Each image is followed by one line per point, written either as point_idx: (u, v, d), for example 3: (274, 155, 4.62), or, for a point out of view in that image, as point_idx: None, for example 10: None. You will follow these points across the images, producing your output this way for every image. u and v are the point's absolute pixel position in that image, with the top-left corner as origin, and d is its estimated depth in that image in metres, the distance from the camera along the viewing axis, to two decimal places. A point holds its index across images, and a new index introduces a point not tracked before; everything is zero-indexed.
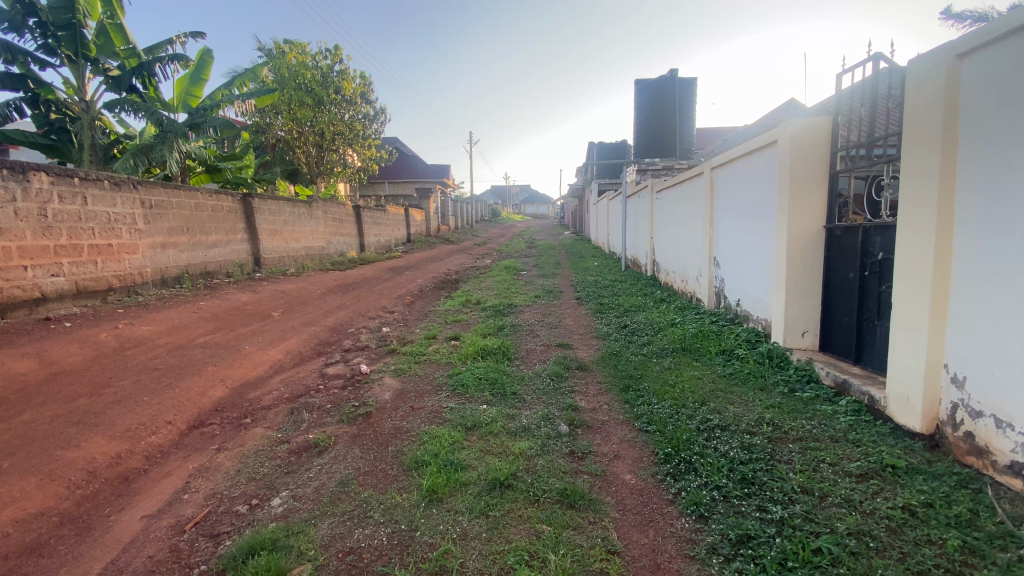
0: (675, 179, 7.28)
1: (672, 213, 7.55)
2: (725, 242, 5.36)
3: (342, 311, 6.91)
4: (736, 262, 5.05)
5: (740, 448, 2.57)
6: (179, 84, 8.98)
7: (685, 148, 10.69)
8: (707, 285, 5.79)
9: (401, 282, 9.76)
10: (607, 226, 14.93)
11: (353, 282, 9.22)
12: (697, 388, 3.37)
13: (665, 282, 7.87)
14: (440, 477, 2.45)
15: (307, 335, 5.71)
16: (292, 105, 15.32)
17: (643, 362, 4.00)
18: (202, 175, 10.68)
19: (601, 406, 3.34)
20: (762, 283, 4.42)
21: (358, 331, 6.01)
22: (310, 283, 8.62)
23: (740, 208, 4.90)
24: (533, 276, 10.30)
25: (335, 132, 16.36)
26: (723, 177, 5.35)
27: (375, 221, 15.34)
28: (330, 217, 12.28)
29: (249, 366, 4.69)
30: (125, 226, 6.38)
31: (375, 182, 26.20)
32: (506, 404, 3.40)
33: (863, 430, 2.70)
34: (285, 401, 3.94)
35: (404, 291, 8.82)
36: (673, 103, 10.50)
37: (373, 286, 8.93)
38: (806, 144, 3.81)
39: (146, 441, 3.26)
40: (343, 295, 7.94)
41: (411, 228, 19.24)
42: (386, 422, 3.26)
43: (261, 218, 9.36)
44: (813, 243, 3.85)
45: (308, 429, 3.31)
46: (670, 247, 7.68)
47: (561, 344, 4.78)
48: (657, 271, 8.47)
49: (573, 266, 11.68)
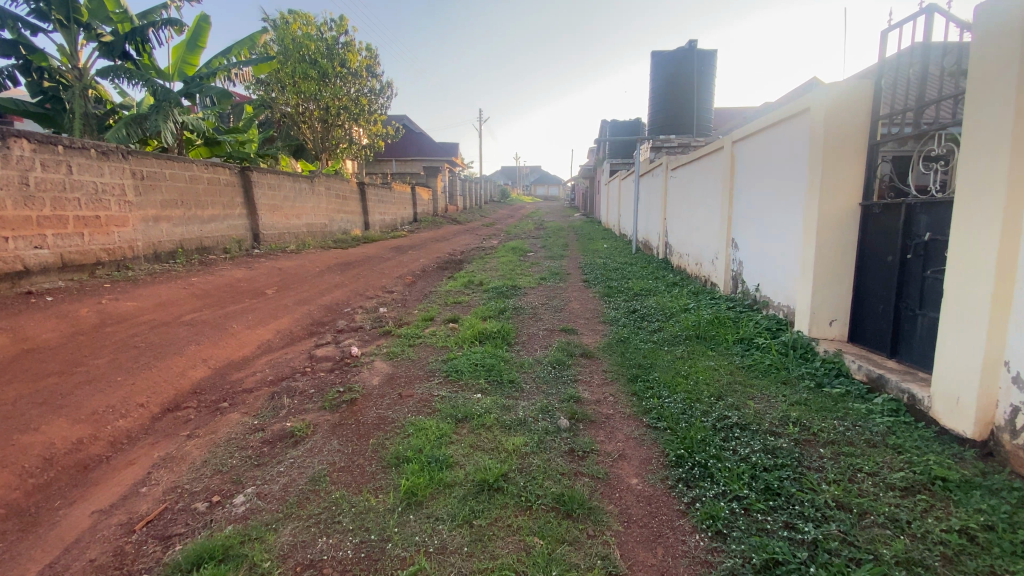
0: (691, 156, 6.87)
1: (687, 192, 7.15)
2: (744, 222, 4.98)
3: (339, 290, 6.64)
4: (756, 244, 4.68)
5: (763, 452, 2.25)
6: (175, 51, 8.66)
7: (702, 126, 10.19)
8: (723, 268, 5.43)
9: (403, 261, 9.47)
10: (617, 207, 14.48)
11: (353, 260, 8.92)
12: (713, 381, 3.04)
13: (677, 266, 7.52)
14: (421, 477, 2.18)
15: (299, 314, 5.45)
16: (296, 78, 14.94)
17: (653, 351, 3.68)
18: (199, 149, 10.21)
19: (605, 398, 3.03)
20: (786, 267, 4.06)
21: (354, 311, 5.73)
22: (309, 261, 8.36)
23: (762, 183, 4.54)
24: (540, 257, 9.96)
25: (340, 106, 16.04)
26: (744, 150, 4.98)
27: (380, 199, 14.99)
28: (333, 194, 11.93)
29: (235, 346, 4.43)
30: (114, 198, 6.11)
31: (381, 160, 25.73)
32: (503, 394, 3.10)
33: (904, 434, 2.37)
34: (267, 384, 3.69)
35: (405, 271, 8.52)
36: (691, 77, 9.97)
37: (374, 265, 8.63)
38: (844, 112, 3.41)
39: (113, 425, 3.03)
40: (341, 273, 7.68)
41: (417, 208, 18.87)
42: (370, 411, 2.98)
43: (259, 192, 9.06)
44: (846, 221, 3.48)
45: (287, 416, 3.05)
46: (683, 228, 7.31)
47: (565, 328, 4.47)
48: (670, 254, 8.10)
49: (582, 248, 11.31)
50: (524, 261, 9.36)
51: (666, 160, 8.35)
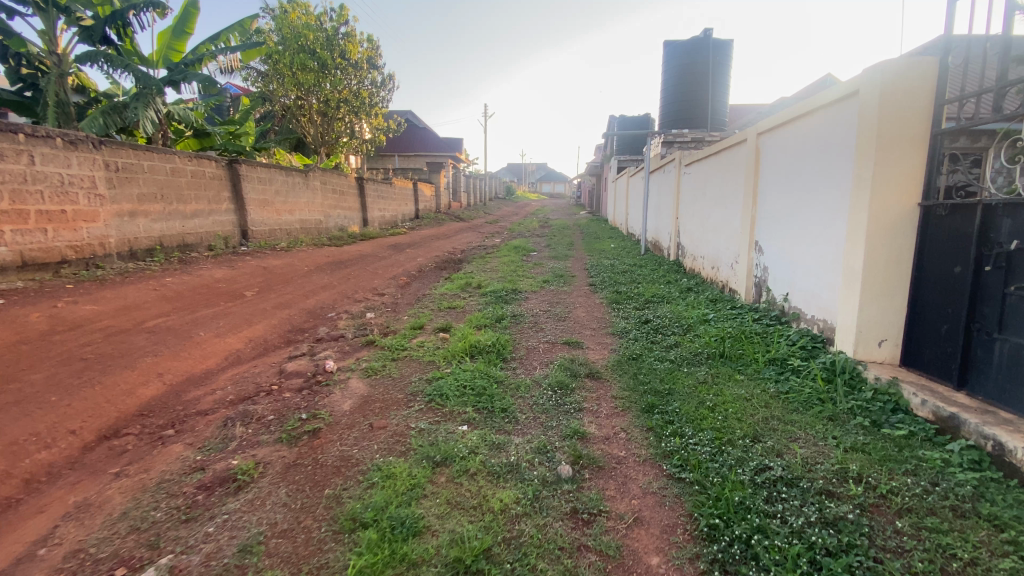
0: (708, 150, 6.34)
1: (703, 189, 6.62)
2: (770, 223, 4.46)
3: (326, 292, 6.15)
4: (785, 248, 4.16)
5: (821, 524, 1.75)
6: (161, 37, 8.20)
7: (717, 120, 9.62)
8: (745, 274, 4.91)
9: (399, 261, 8.96)
10: (625, 205, 13.92)
11: (346, 259, 8.43)
12: (745, 416, 2.54)
13: (690, 269, 7.00)
14: (379, 554, 1.68)
15: (277, 320, 4.96)
16: (294, 69, 14.44)
17: (670, 372, 3.17)
18: (187, 141, 9.74)
19: (616, 434, 2.53)
20: (823, 277, 3.54)
21: (338, 315, 5.24)
22: (298, 259, 7.86)
23: (792, 179, 4.03)
24: (544, 257, 9.43)
25: (340, 99, 15.54)
26: (771, 142, 4.47)
27: (380, 195, 14.49)
28: (329, 189, 11.44)
29: (199, 357, 3.95)
30: (83, 191, 5.65)
31: (384, 155, 25.23)
32: (493, 427, 2.60)
33: (999, 499, 1.85)
34: (225, 406, 3.21)
35: (400, 270, 8.01)
36: (706, 68, 9.41)
37: (367, 264, 8.14)
38: (902, 95, 2.89)
39: (32, 459, 2.56)
40: (331, 273, 7.18)
41: (419, 204, 18.35)
42: (333, 447, 2.49)
43: (248, 186, 8.57)
44: (900, 225, 2.96)
45: (236, 451, 2.56)
46: (697, 228, 6.78)
47: (568, 341, 3.96)
48: (682, 256, 7.57)
49: (588, 248, 10.77)
50: (526, 262, 8.83)
51: (678, 155, 7.83)
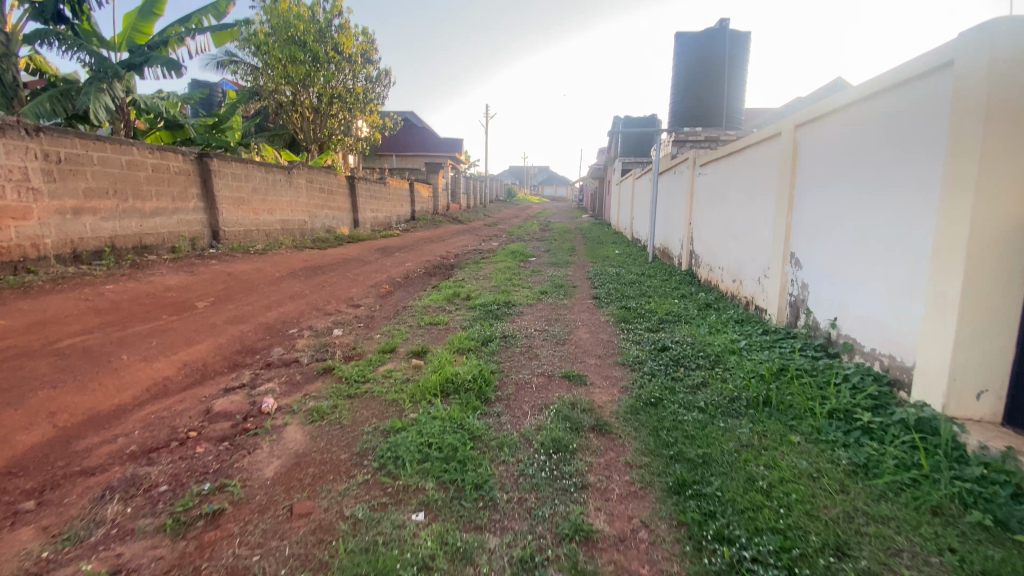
0: (728, 147, 5.60)
1: (721, 191, 5.88)
2: (812, 232, 3.71)
3: (293, 302, 5.38)
4: (834, 262, 3.41)
5: None
6: (126, 18, 7.48)
7: (732, 117, 8.87)
8: (779, 291, 4.15)
9: (386, 266, 8.18)
10: (631, 208, 13.14)
11: (327, 263, 7.64)
12: (820, 510, 1.79)
13: (706, 280, 6.26)
14: None
15: (225, 338, 4.20)
16: (284, 61, 13.68)
17: (703, 426, 2.41)
18: (159, 133, 8.99)
19: (635, 532, 1.77)
20: (892, 301, 2.79)
21: (300, 332, 4.47)
22: (272, 263, 7.09)
23: (845, 178, 3.30)
24: (544, 264, 8.68)
25: (333, 95, 14.94)
26: (815, 134, 3.74)
27: (373, 195, 13.70)
28: (316, 187, 10.65)
29: (113, 389, 3.20)
30: (11, 183, 4.91)
31: (382, 154, 24.46)
32: (460, 516, 1.84)
33: None
34: (119, 463, 2.45)
35: (384, 277, 7.23)
36: (721, 61, 8.68)
37: (349, 269, 7.36)
38: (1017, 65, 2.15)
39: None
40: (305, 279, 6.41)
41: (415, 205, 17.58)
42: (229, 548, 1.73)
43: (221, 182, 7.78)
44: (1011, 238, 2.22)
45: (98, 548, 1.81)
46: (715, 234, 6.05)
47: (567, 374, 3.20)
48: (696, 265, 6.83)
49: (591, 254, 10.01)
50: (524, 269, 8.07)
51: (692, 155, 7.11)
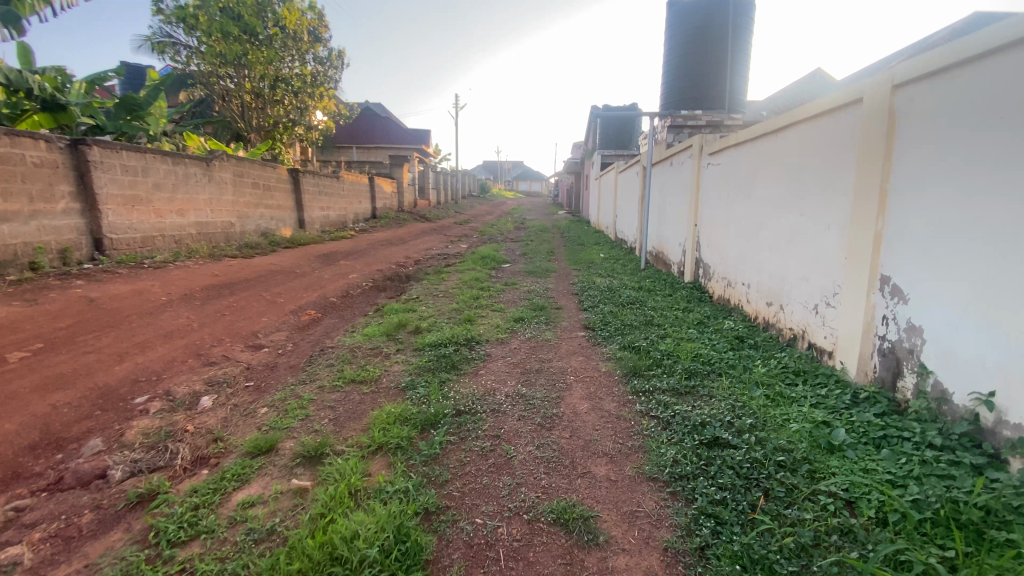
0: (753, 129, 4.28)
1: (741, 186, 4.56)
2: (931, 248, 2.37)
3: (167, 344, 3.82)
4: (988, 301, 2.07)
5: None
6: None
7: (735, 98, 7.56)
8: (863, 332, 2.81)
9: (323, 278, 6.60)
10: (614, 204, 11.80)
11: (244, 278, 6.02)
12: None
13: (721, 298, 4.94)
14: None
15: (15, 422, 2.64)
16: (213, 36, 11.75)
17: None
18: (36, 116, 7.12)
19: None
20: None
21: (149, 405, 2.93)
22: (165, 280, 5.45)
23: (1013, 163, 1.96)
24: (518, 273, 7.25)
25: (279, 79, 13.16)
26: (929, 96, 2.41)
27: (322, 190, 11.97)
28: (246, 182, 8.93)
29: None
30: None
31: (341, 146, 22.49)
32: None
33: None
34: None
35: (315, 294, 5.67)
36: (724, 34, 7.38)
37: (270, 285, 5.78)
38: None
39: None
40: (202, 304, 4.82)
41: (375, 202, 15.90)
42: None
43: (106, 176, 6.07)
44: None
45: None
46: (733, 241, 4.73)
47: (560, 516, 1.77)
48: (704, 277, 5.51)
49: (572, 259, 8.61)
50: (494, 280, 6.62)
51: (695, 140, 5.77)
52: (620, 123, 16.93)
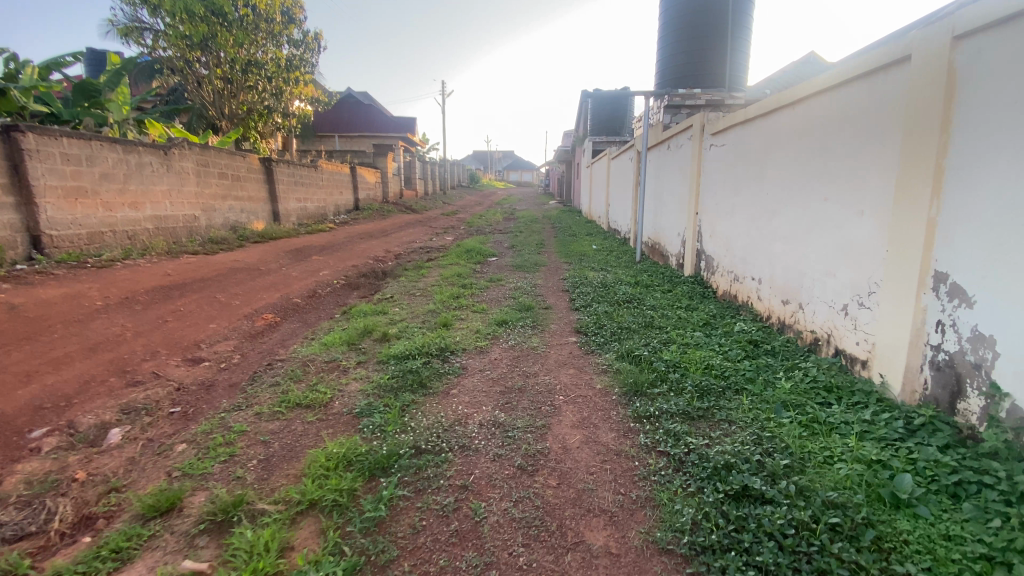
0: (764, 103, 3.76)
1: (750, 169, 4.05)
2: (1006, 239, 1.87)
3: (89, 359, 3.27)
4: None
5: None
6: None
7: (736, 76, 7.03)
8: (910, 339, 2.32)
9: (291, 275, 6.04)
10: (606, 192, 11.27)
11: (200, 277, 5.45)
12: None
13: (726, 294, 4.45)
14: None
15: None
16: (178, 16, 10.99)
17: None
18: None
19: None
20: None
21: (44, 441, 2.39)
22: (108, 282, 4.87)
23: None
24: (504, 267, 6.74)
25: (251, 63, 12.42)
26: (1004, 47, 1.89)
27: (298, 181, 11.33)
28: (212, 172, 8.29)
29: None
30: None
31: (323, 135, 21.68)
32: None
33: None
34: None
35: (278, 294, 5.12)
36: (724, 5, 6.82)
37: (228, 285, 5.22)
38: None
39: None
40: (144, 309, 4.26)
41: (357, 193, 15.24)
42: None
43: (46, 167, 5.43)
44: None
45: None
46: (740, 230, 4.22)
47: None
48: (705, 270, 5.02)
49: (562, 251, 8.10)
50: (478, 276, 6.10)
51: (694, 120, 5.24)
52: (611, 109, 16.32)
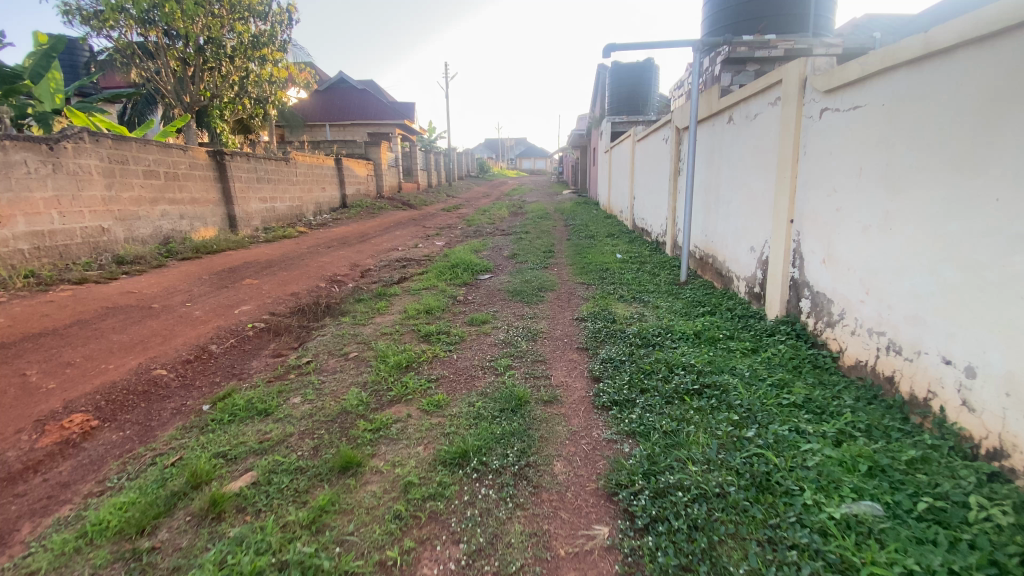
0: (987, 14, 1.82)
1: (934, 150, 2.10)
2: None
3: None
4: None
5: None
6: None
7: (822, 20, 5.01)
8: None
9: (191, 315, 4.26)
10: (631, 181, 9.27)
11: (43, 327, 3.70)
12: None
13: (866, 371, 2.54)
14: None
15: None
16: None
17: None
18: None
19: None
20: None
21: None
22: None
23: None
24: (495, 294, 4.87)
25: (212, 39, 10.58)
26: None
27: (262, 176, 9.56)
28: (132, 171, 6.53)
29: None
30: None
31: (315, 124, 19.89)
32: None
33: None
34: None
35: (139, 358, 3.34)
36: None
37: (71, 344, 3.45)
38: None
39: None
40: None
41: (344, 188, 13.44)
42: None
43: None
44: None
45: None
46: (903, 263, 2.29)
47: None
48: (810, 317, 3.10)
49: (577, 263, 6.19)
50: (455, 313, 4.24)
51: (786, 72, 3.27)
52: (633, 84, 14.18)
